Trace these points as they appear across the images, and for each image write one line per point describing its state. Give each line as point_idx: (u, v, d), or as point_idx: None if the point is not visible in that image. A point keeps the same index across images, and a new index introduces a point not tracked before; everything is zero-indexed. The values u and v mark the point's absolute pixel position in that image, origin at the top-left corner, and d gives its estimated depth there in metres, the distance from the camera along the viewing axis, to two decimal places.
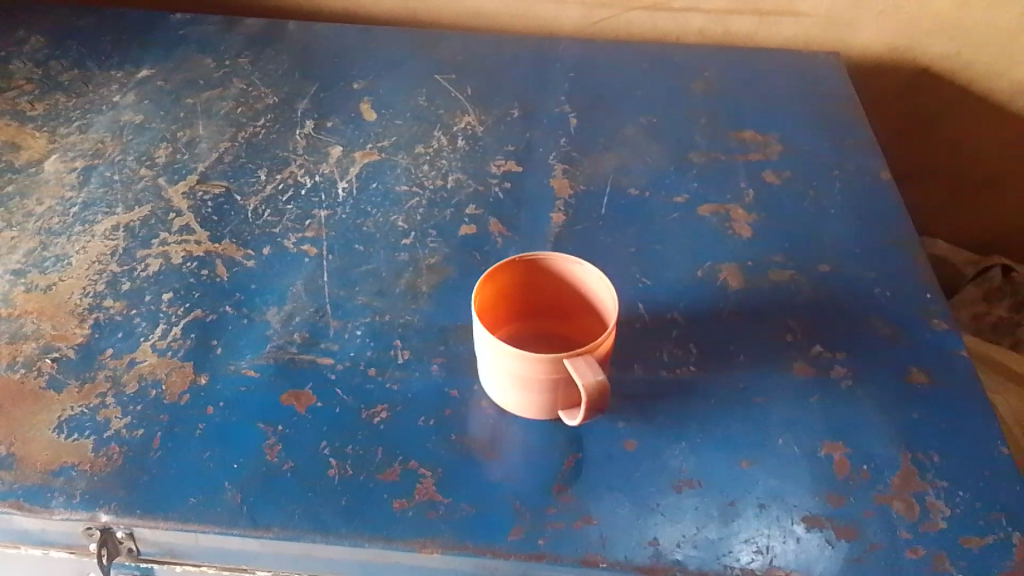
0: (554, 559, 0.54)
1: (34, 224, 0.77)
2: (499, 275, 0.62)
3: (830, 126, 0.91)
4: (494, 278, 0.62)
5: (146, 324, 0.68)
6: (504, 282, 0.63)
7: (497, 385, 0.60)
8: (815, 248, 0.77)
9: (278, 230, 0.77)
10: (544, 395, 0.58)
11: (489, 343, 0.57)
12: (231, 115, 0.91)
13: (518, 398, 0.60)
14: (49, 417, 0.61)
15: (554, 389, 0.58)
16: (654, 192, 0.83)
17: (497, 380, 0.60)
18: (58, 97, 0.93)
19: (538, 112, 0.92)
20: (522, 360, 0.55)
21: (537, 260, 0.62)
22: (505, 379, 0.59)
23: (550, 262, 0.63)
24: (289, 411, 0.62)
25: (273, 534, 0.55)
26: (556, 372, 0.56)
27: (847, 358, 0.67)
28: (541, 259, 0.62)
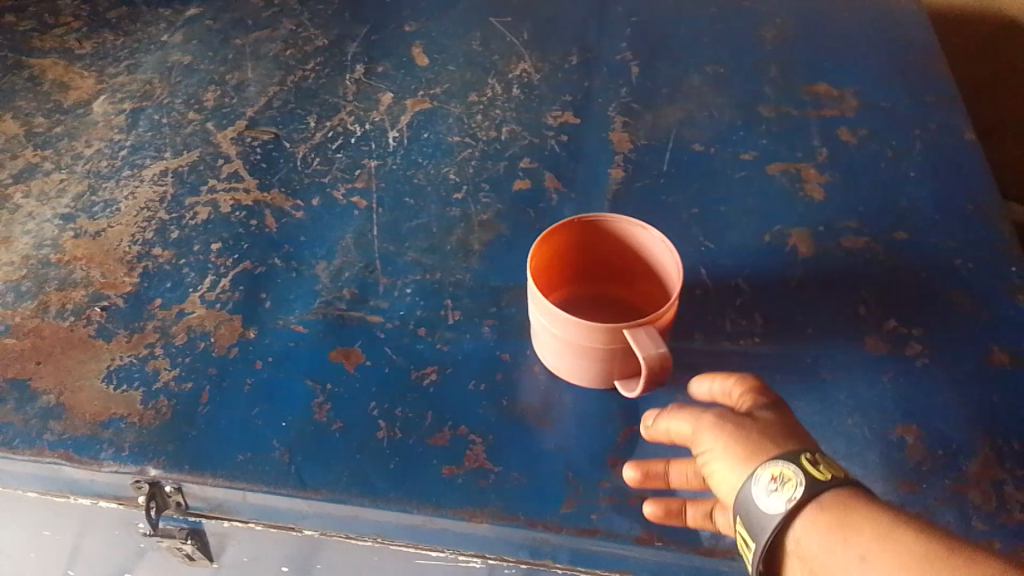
0: (607, 535, 0.53)
1: (83, 167, 0.76)
2: (555, 237, 0.59)
3: (912, 80, 0.85)
4: (552, 239, 0.59)
5: (195, 274, 0.67)
6: (562, 243, 0.60)
7: (549, 351, 0.58)
8: (891, 213, 0.72)
9: (328, 180, 0.75)
10: (599, 365, 0.56)
11: (543, 308, 0.54)
12: (280, 57, 0.88)
13: (571, 366, 0.57)
14: (99, 367, 0.61)
15: (610, 359, 0.55)
16: (720, 149, 0.78)
17: (550, 346, 0.57)
18: (106, 35, 0.91)
19: (598, 60, 0.88)
20: (578, 328, 0.53)
21: (595, 221, 0.59)
22: (559, 347, 0.56)
23: (609, 223, 0.59)
24: (338, 369, 0.61)
25: (321, 496, 0.54)
26: (613, 342, 0.53)
27: (923, 335, 0.63)
28: (600, 221, 0.58)
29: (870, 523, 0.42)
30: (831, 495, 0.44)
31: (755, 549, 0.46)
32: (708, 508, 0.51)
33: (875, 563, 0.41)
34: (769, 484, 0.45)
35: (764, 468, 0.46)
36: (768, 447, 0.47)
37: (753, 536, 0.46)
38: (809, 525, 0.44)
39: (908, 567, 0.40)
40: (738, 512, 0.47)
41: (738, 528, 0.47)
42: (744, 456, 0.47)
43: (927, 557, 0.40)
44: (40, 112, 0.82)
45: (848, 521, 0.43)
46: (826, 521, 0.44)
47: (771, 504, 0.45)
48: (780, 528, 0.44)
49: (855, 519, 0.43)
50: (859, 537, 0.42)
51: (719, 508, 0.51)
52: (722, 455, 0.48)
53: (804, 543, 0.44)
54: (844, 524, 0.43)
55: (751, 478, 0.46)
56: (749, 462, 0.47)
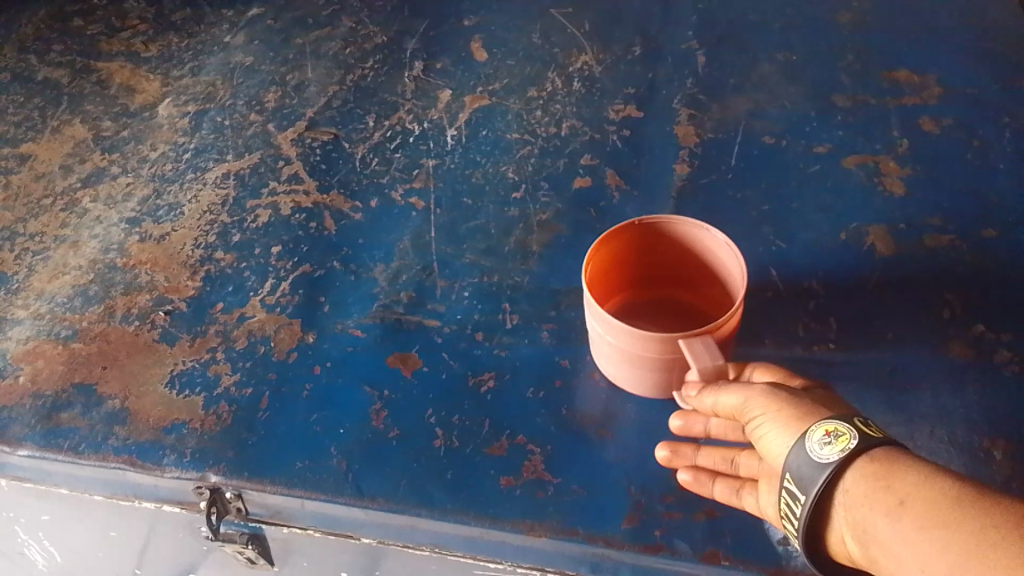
0: (671, 553, 0.51)
1: (148, 170, 0.77)
2: (614, 241, 0.56)
3: (1003, 64, 0.79)
4: (612, 243, 0.56)
5: (255, 278, 0.67)
6: (622, 247, 0.57)
7: (605, 359, 0.56)
8: (979, 209, 0.67)
9: (386, 180, 0.74)
10: (658, 375, 0.53)
11: (596, 316, 0.52)
12: (339, 56, 0.87)
13: (630, 376, 0.55)
14: (162, 372, 0.61)
15: (667, 369, 0.52)
16: (791, 141, 0.74)
17: (607, 355, 0.55)
18: (171, 37, 0.92)
19: (662, 49, 0.84)
20: (632, 338, 0.50)
21: (656, 224, 0.56)
22: (616, 356, 0.54)
23: (672, 226, 0.56)
24: (395, 375, 0.60)
25: (378, 505, 0.54)
26: (670, 352, 0.50)
27: (1015, 341, 0.59)
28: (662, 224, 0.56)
29: (914, 470, 0.39)
30: (880, 449, 0.41)
31: (801, 504, 0.42)
32: (738, 486, 0.50)
33: (915, 506, 0.38)
34: (821, 440, 0.42)
35: (818, 425, 0.42)
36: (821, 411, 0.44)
37: (801, 492, 0.42)
38: (855, 476, 0.41)
39: (947, 510, 0.37)
40: (786, 470, 0.43)
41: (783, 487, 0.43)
42: (796, 418, 0.44)
43: (965, 499, 0.37)
44: (107, 116, 0.83)
45: (892, 470, 0.40)
46: (869, 470, 0.40)
47: (823, 457, 0.41)
48: (829, 480, 0.41)
49: (900, 468, 0.40)
50: (902, 483, 0.39)
51: (749, 488, 0.49)
52: (772, 418, 0.45)
53: (848, 495, 0.41)
54: (888, 472, 0.40)
55: (803, 435, 0.43)
56: (802, 422, 0.43)
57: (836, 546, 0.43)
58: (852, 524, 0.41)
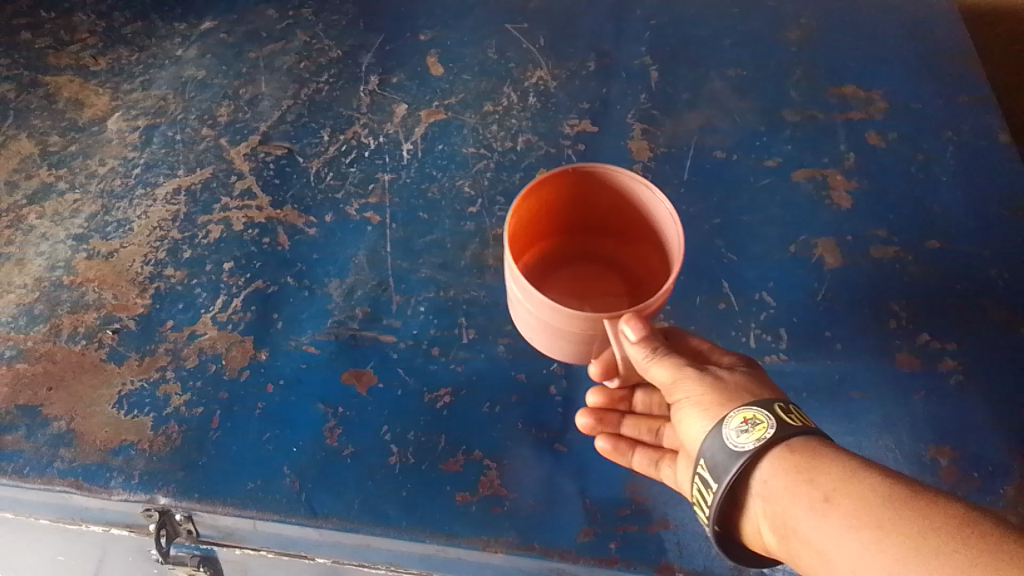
0: (626, 566, 0.51)
1: (96, 186, 0.76)
2: (547, 187, 0.54)
3: (944, 81, 0.82)
4: (544, 190, 0.54)
5: (207, 295, 0.66)
6: (556, 193, 0.55)
7: (526, 326, 0.53)
8: (924, 221, 0.69)
9: (341, 195, 0.74)
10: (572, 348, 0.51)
11: (517, 283, 0.49)
12: (294, 70, 0.87)
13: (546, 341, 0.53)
14: (110, 392, 0.60)
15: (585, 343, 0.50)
16: (742, 155, 0.75)
17: (526, 319, 0.53)
18: (121, 50, 0.90)
19: (616, 65, 0.85)
20: (551, 313, 0.47)
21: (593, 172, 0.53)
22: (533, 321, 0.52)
23: (610, 176, 0.54)
24: (349, 392, 0.59)
25: (332, 525, 0.53)
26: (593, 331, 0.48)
27: (958, 350, 0.61)
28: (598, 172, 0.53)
29: (838, 466, 0.40)
30: (798, 440, 0.42)
31: (715, 490, 0.44)
32: (656, 458, 0.52)
33: (840, 502, 0.39)
34: (738, 427, 0.43)
35: (737, 412, 0.44)
36: (742, 395, 0.45)
37: (714, 478, 0.44)
38: (774, 465, 0.42)
39: (871, 507, 0.38)
40: (701, 456, 0.45)
41: (699, 471, 0.45)
42: (714, 404, 0.45)
43: (892, 497, 0.37)
44: (55, 131, 0.82)
45: (816, 465, 0.41)
46: (794, 465, 0.41)
47: (738, 446, 0.43)
48: (744, 468, 0.42)
49: (822, 463, 0.41)
50: (826, 478, 0.40)
51: (667, 461, 0.52)
52: (693, 405, 0.46)
53: (768, 485, 0.42)
54: (811, 468, 0.41)
55: (722, 421, 0.44)
56: (721, 407, 0.45)
57: (752, 534, 0.45)
58: (772, 513, 0.42)
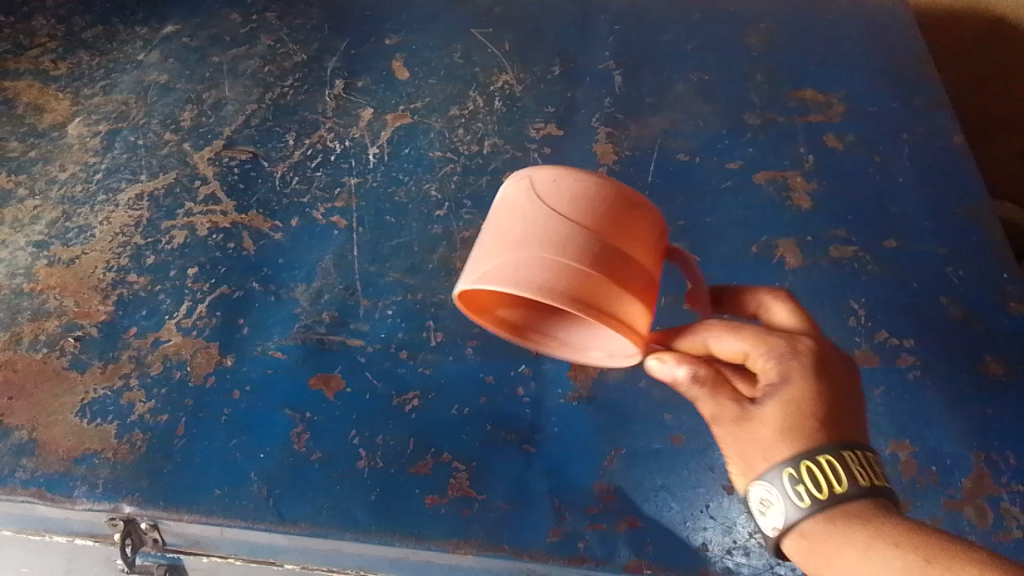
0: (595, 564, 0.52)
1: (57, 192, 0.75)
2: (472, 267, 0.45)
3: (900, 85, 0.84)
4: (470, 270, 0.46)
5: (171, 301, 0.66)
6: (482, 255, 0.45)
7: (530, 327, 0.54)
8: (881, 221, 0.71)
9: (307, 200, 0.73)
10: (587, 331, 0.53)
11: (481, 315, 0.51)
12: (258, 74, 0.86)
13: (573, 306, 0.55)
14: (72, 401, 0.59)
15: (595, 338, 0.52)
16: (705, 158, 0.77)
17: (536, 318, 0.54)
18: (81, 55, 0.89)
19: (581, 69, 0.86)
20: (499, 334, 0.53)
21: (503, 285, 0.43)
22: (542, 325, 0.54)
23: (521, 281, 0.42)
24: (317, 397, 0.59)
25: (301, 530, 0.53)
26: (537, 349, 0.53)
27: (916, 346, 0.62)
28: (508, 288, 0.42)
29: (852, 541, 0.35)
30: (815, 517, 0.37)
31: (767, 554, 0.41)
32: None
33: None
34: (759, 507, 0.39)
35: (750, 492, 0.39)
36: (758, 463, 0.39)
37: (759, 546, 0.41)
38: (796, 545, 0.38)
39: None
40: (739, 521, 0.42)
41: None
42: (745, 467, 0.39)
43: None
44: (13, 136, 0.80)
45: (828, 546, 0.36)
46: (808, 546, 0.37)
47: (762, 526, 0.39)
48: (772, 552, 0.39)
49: (835, 542, 0.36)
50: (842, 561, 0.35)
51: None
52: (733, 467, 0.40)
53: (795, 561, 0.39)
54: (827, 549, 0.36)
55: (744, 498, 0.40)
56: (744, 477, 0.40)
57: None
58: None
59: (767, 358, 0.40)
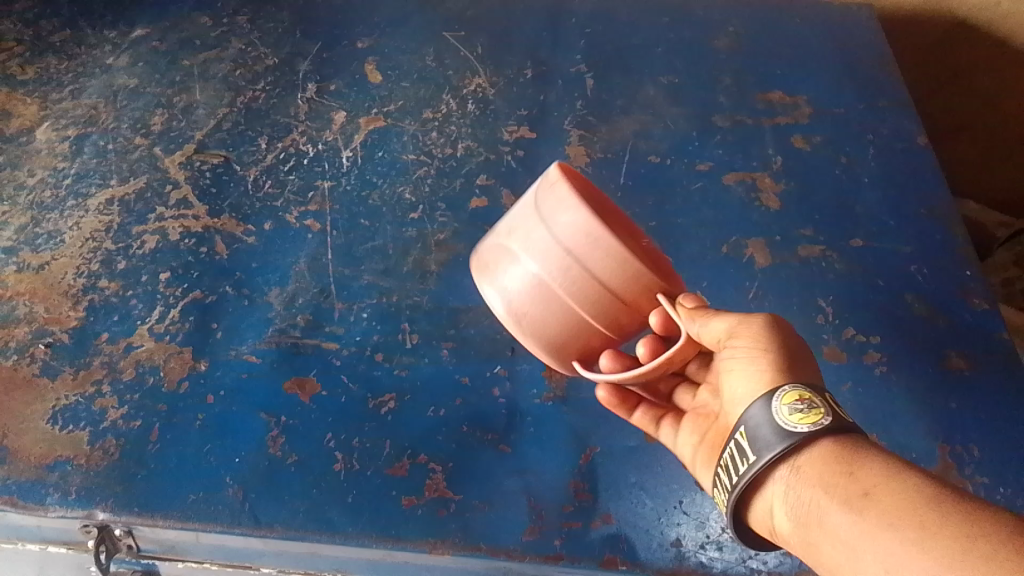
0: (571, 562, 0.52)
1: (25, 197, 0.74)
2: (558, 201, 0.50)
3: (865, 87, 0.86)
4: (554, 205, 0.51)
5: (143, 306, 0.65)
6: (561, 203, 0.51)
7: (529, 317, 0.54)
8: (848, 220, 0.72)
9: (280, 203, 0.73)
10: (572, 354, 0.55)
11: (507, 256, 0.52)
12: (229, 78, 0.86)
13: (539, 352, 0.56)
14: (43, 408, 0.59)
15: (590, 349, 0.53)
16: (676, 160, 0.78)
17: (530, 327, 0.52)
18: (49, 59, 0.88)
19: (553, 72, 0.87)
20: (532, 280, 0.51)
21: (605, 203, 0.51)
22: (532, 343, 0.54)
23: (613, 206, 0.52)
24: (293, 400, 0.59)
25: (277, 534, 0.53)
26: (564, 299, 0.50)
27: (882, 342, 0.64)
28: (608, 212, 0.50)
29: (881, 463, 0.42)
30: (845, 433, 0.44)
31: (750, 463, 0.46)
32: (658, 415, 0.57)
33: (879, 497, 0.40)
34: (792, 407, 0.45)
35: (789, 389, 0.46)
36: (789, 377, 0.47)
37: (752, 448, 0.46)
38: (817, 454, 0.44)
39: (916, 504, 0.39)
40: (742, 423, 0.47)
41: (738, 441, 0.47)
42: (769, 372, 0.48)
43: (936, 497, 0.39)
44: None
45: (854, 460, 0.43)
46: (842, 459, 0.43)
47: (785, 424, 0.45)
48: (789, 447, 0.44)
49: (865, 458, 0.43)
50: (871, 473, 0.42)
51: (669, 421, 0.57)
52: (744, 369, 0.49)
53: (803, 471, 0.44)
54: (857, 465, 0.43)
55: (774, 395, 0.46)
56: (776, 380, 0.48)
57: (760, 516, 0.47)
58: (798, 501, 0.44)
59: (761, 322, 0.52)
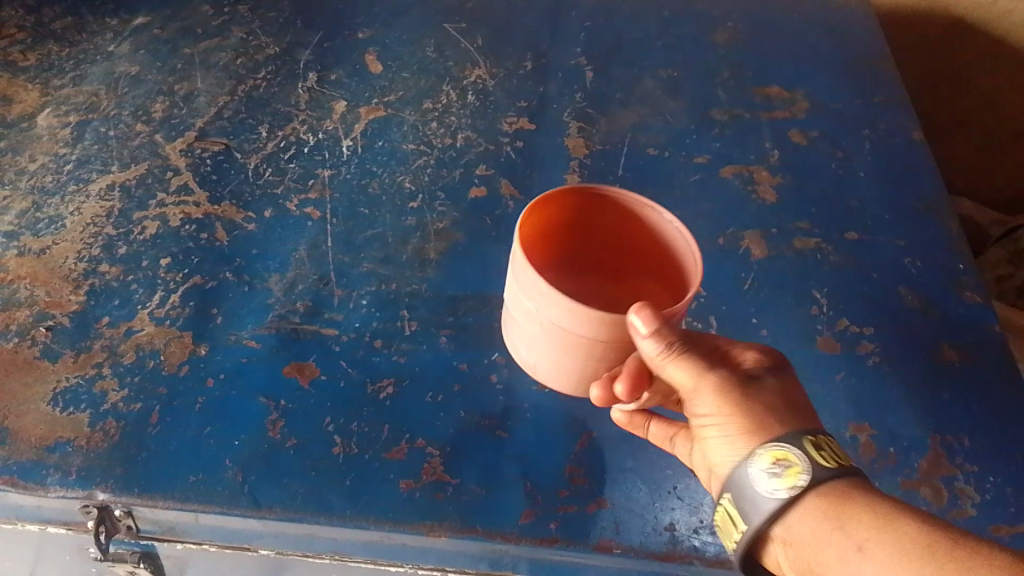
0: (565, 545, 0.53)
1: (26, 182, 0.74)
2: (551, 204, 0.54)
3: (862, 83, 0.86)
4: (544, 213, 0.55)
5: (143, 290, 0.66)
6: (555, 216, 0.56)
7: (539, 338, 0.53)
8: (843, 213, 0.73)
9: (281, 191, 0.74)
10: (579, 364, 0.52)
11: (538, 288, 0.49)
12: (230, 67, 0.86)
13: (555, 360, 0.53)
14: (44, 390, 0.60)
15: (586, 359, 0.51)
16: (674, 152, 0.78)
17: (542, 340, 0.52)
18: (50, 45, 0.88)
19: (552, 64, 0.87)
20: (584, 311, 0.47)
21: (594, 194, 0.54)
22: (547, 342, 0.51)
23: (615, 199, 0.55)
24: (292, 384, 0.60)
25: (275, 516, 0.54)
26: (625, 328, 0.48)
27: (876, 334, 0.65)
28: (606, 197, 0.54)
29: (869, 511, 0.41)
30: (830, 484, 0.43)
31: (744, 531, 0.45)
32: (671, 433, 0.54)
33: (874, 554, 0.39)
34: (772, 471, 0.43)
35: (766, 451, 0.44)
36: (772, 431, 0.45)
37: (743, 517, 0.45)
38: (803, 512, 0.43)
39: (913, 558, 0.38)
40: (726, 490, 0.46)
41: (726, 507, 0.46)
42: (747, 431, 0.45)
43: (933, 547, 0.38)
44: None
45: (843, 513, 0.41)
46: (831, 509, 0.42)
47: (770, 489, 0.43)
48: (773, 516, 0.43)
49: (853, 509, 0.41)
50: (859, 527, 0.41)
51: (680, 438, 0.53)
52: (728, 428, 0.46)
53: (792, 530, 0.43)
54: (848, 515, 0.41)
55: (750, 459, 0.44)
56: (747, 436, 0.45)
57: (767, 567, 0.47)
58: (797, 558, 0.43)
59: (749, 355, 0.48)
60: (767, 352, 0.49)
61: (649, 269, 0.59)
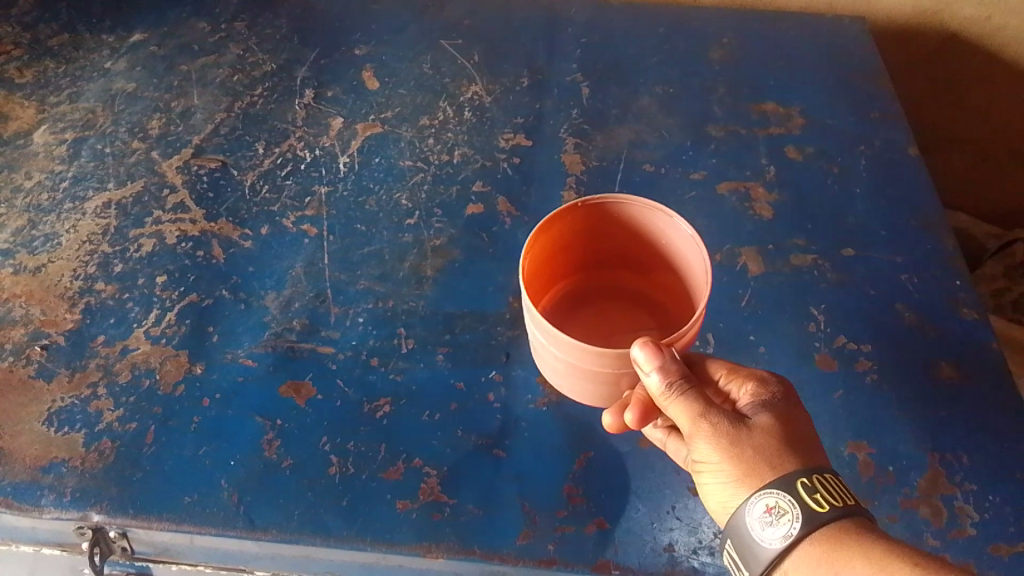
0: (564, 566, 0.53)
1: (23, 200, 0.74)
2: (559, 221, 0.55)
3: (858, 99, 0.86)
4: (552, 230, 0.55)
5: (139, 309, 0.66)
6: (566, 230, 0.57)
7: (552, 370, 0.54)
8: (840, 230, 0.73)
9: (277, 208, 0.74)
10: (595, 390, 0.52)
11: (540, 328, 0.50)
12: (227, 83, 0.86)
13: (568, 386, 0.54)
14: (39, 410, 0.59)
15: (600, 389, 0.52)
16: (670, 169, 0.78)
17: (553, 367, 0.53)
18: (47, 62, 0.88)
19: (549, 81, 0.87)
20: (584, 354, 0.48)
21: (602, 204, 0.55)
22: (558, 368, 0.52)
23: (624, 207, 0.55)
24: (288, 404, 0.60)
25: (271, 537, 0.54)
26: (628, 367, 0.48)
27: (873, 351, 0.65)
28: (613, 203, 0.55)
29: (864, 557, 0.41)
30: (825, 528, 0.43)
31: None
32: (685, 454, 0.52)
33: None
34: (767, 519, 0.44)
35: (761, 498, 0.45)
36: (766, 475, 0.45)
37: (745, 563, 0.46)
38: (801, 559, 0.44)
39: None
40: (727, 537, 0.47)
41: (729, 552, 0.47)
42: (740, 475, 0.46)
43: None
44: None
45: (839, 560, 0.42)
46: (828, 556, 0.42)
47: (766, 537, 0.44)
48: (770, 565, 0.44)
49: (846, 555, 0.42)
50: (853, 574, 0.41)
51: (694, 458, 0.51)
52: (725, 471, 0.46)
53: None
54: (845, 562, 0.42)
55: (745, 507, 0.45)
56: (740, 484, 0.46)
57: None
58: None
59: (749, 392, 0.49)
60: (772, 388, 0.49)
61: (675, 265, 0.59)
